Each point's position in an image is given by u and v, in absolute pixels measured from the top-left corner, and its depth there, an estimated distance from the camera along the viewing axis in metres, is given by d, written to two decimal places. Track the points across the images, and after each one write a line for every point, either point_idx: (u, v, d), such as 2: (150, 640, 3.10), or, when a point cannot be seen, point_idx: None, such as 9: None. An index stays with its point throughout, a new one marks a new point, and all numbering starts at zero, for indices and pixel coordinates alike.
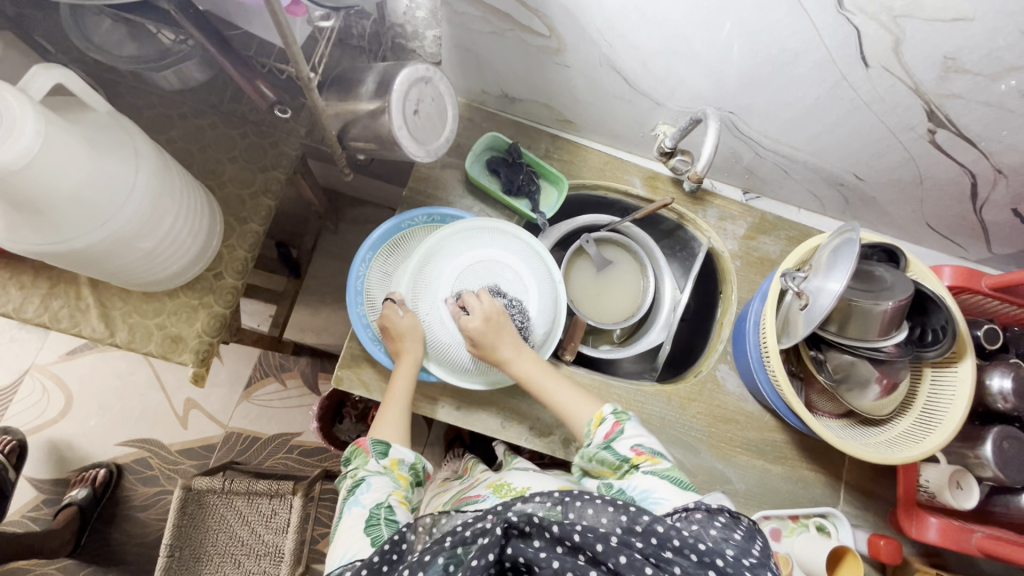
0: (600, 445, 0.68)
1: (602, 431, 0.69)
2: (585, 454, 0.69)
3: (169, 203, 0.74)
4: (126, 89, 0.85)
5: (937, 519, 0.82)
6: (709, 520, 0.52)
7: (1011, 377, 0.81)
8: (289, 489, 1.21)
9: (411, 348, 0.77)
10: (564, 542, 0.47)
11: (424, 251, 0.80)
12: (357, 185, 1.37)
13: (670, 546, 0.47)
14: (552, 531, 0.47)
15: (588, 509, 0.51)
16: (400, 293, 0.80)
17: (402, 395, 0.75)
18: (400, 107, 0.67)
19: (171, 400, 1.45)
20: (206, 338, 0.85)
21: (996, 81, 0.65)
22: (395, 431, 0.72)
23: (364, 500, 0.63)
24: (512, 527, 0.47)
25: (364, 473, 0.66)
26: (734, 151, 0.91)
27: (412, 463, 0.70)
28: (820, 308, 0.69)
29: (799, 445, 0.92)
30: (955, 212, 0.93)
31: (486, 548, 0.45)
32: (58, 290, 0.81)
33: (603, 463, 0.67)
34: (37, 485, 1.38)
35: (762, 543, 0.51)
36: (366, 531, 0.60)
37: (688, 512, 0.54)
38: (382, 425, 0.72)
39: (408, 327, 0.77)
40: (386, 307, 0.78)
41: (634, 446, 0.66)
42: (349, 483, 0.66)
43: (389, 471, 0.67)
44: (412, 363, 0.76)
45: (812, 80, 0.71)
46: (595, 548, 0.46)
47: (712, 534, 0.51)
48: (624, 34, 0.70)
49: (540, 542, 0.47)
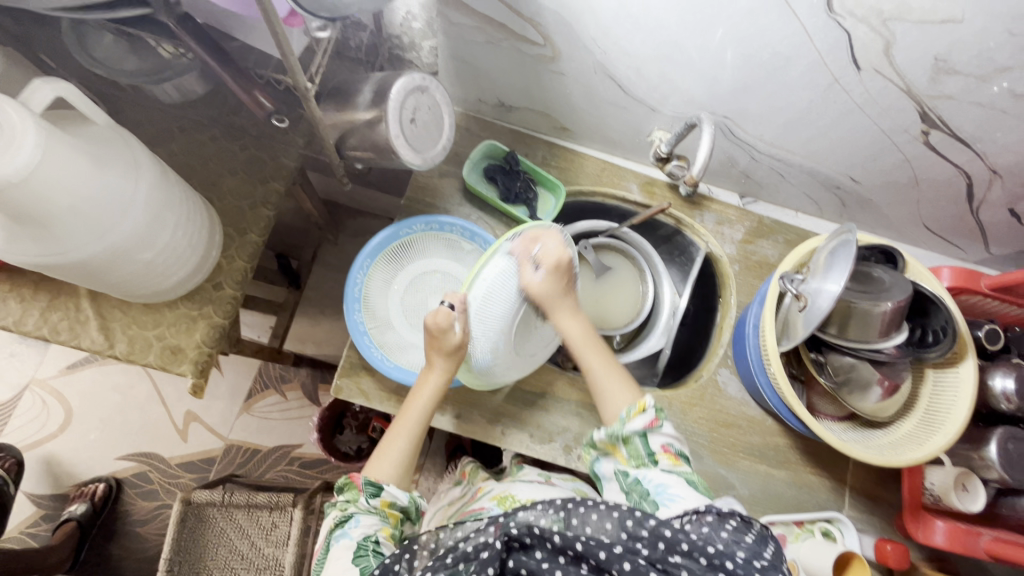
0: (637, 432, 0.66)
1: (641, 419, 0.67)
2: (612, 431, 0.68)
3: (168, 215, 0.74)
4: (128, 103, 0.86)
5: (943, 523, 0.81)
6: (720, 523, 0.51)
7: (1013, 378, 0.81)
8: (290, 501, 1.22)
9: (431, 377, 0.76)
10: (567, 552, 0.47)
11: (500, 271, 0.72)
12: (356, 196, 1.38)
13: (678, 550, 0.48)
14: (553, 541, 0.47)
15: (592, 514, 0.52)
16: (461, 302, 0.72)
17: (410, 429, 0.73)
18: (396, 116, 0.68)
19: (171, 413, 1.44)
20: (205, 349, 0.85)
21: (987, 82, 0.66)
22: (395, 469, 0.70)
23: (353, 531, 0.62)
24: (512, 540, 0.47)
25: (352, 509, 0.65)
26: (729, 156, 0.91)
27: (404, 505, 0.67)
28: (819, 310, 0.69)
29: (801, 449, 0.92)
30: (951, 213, 0.93)
31: (485, 563, 0.46)
32: (58, 302, 0.81)
33: (628, 448, 0.67)
34: (35, 501, 1.37)
35: (775, 547, 0.50)
36: (354, 561, 0.58)
37: (699, 515, 0.53)
38: (380, 458, 0.70)
39: (453, 347, 0.73)
40: (437, 314, 0.72)
41: (666, 444, 0.65)
42: (336, 518, 0.64)
43: (378, 511, 0.65)
44: (429, 395, 0.75)
45: (805, 84, 0.72)
46: (599, 556, 0.47)
47: (723, 537, 0.50)
48: (618, 42, 0.71)
49: (541, 553, 0.47)
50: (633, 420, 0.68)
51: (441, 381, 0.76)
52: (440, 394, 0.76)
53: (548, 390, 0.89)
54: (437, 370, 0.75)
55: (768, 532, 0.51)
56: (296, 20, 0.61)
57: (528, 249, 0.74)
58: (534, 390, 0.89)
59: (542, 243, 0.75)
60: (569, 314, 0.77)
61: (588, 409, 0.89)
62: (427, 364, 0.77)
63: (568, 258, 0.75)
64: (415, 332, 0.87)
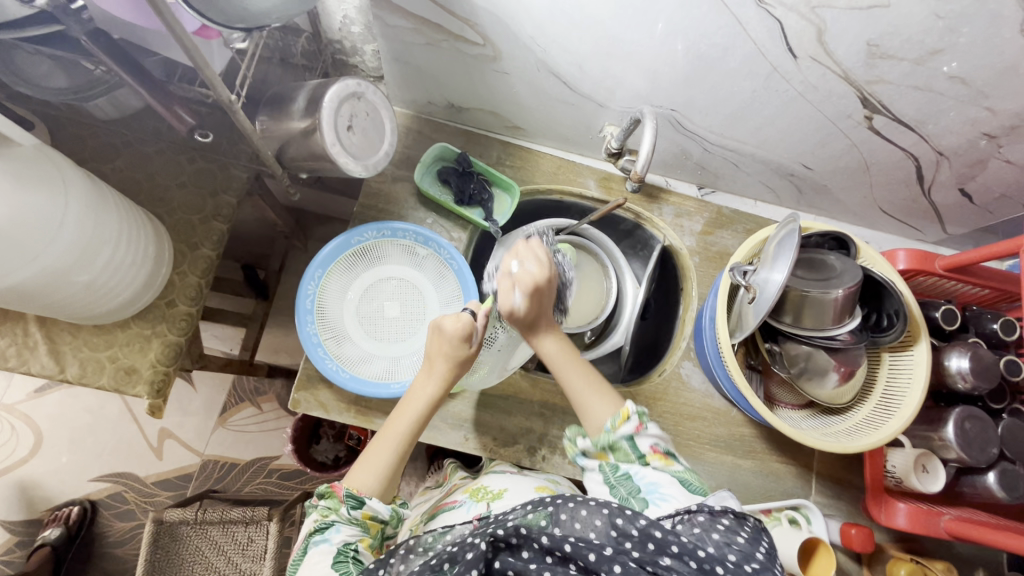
0: (624, 437, 0.65)
1: (625, 425, 0.65)
2: (598, 440, 0.66)
3: (106, 231, 0.73)
4: (69, 122, 0.84)
5: (905, 505, 0.82)
6: (711, 523, 0.52)
7: (967, 357, 0.81)
8: (265, 515, 1.19)
9: (428, 384, 0.72)
10: (554, 553, 0.50)
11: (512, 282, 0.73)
12: (322, 202, 1.36)
13: (669, 552, 0.48)
14: (540, 542, 0.50)
15: (581, 510, 0.53)
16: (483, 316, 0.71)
17: (399, 439, 0.69)
18: (331, 124, 0.67)
19: (145, 431, 1.42)
20: (160, 368, 0.83)
21: (921, 65, 0.65)
22: (379, 475, 0.66)
23: (333, 538, 0.60)
24: (499, 541, 0.50)
25: (333, 517, 0.62)
26: (682, 148, 0.91)
27: (385, 517, 0.64)
28: (766, 299, 0.69)
29: (767, 438, 0.92)
30: (905, 195, 0.93)
31: (470, 564, 0.48)
32: (3, 328, 0.79)
33: (615, 454, 0.65)
34: (9, 527, 1.36)
35: (766, 544, 0.52)
36: (333, 567, 0.57)
37: (691, 514, 0.54)
38: (363, 469, 0.66)
39: (463, 359, 0.72)
40: (459, 320, 0.70)
41: (655, 444, 0.64)
42: (316, 522, 0.62)
43: (359, 522, 0.62)
44: (424, 403, 0.71)
45: (746, 74, 0.71)
46: (587, 557, 0.48)
47: (715, 538, 0.51)
48: (554, 39, 0.71)
49: (529, 553, 0.50)
50: (620, 427, 0.65)
51: (438, 389, 0.72)
52: (435, 402, 0.72)
53: (512, 393, 0.89)
54: (435, 376, 0.72)
55: (760, 524, 0.54)
56: (210, 32, 0.59)
57: (505, 276, 0.70)
58: (497, 394, 0.88)
59: (524, 261, 0.70)
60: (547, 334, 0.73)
61: (551, 408, 0.89)
62: (426, 367, 0.74)
63: (547, 278, 0.69)
64: (372, 340, 0.87)
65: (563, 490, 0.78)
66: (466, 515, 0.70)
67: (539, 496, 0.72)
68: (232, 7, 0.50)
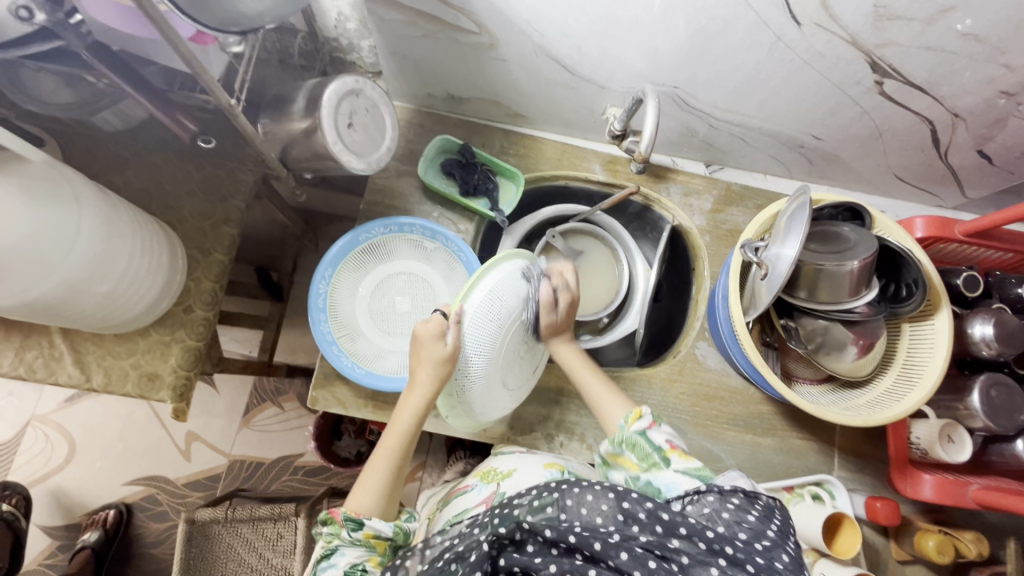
0: (637, 433, 0.67)
1: (638, 424, 0.68)
2: (614, 440, 0.68)
3: (119, 243, 0.74)
4: (78, 138, 0.85)
5: (931, 476, 0.80)
6: (721, 502, 0.53)
7: (991, 324, 0.79)
8: (292, 510, 1.24)
9: (414, 394, 0.70)
10: (558, 545, 0.50)
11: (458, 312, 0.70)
12: (329, 201, 1.37)
13: (678, 534, 0.49)
14: (544, 535, 0.50)
15: (588, 495, 0.53)
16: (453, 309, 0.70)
17: (391, 455, 0.68)
18: (332, 122, 0.67)
19: (172, 435, 1.45)
20: (182, 373, 0.85)
21: (933, 25, 0.63)
22: (375, 497, 0.65)
23: (339, 562, 0.60)
24: (501, 540, 0.50)
25: (337, 541, 0.62)
26: (687, 125, 0.89)
27: (389, 534, 0.63)
28: (779, 276, 0.67)
29: (786, 414, 0.91)
30: (921, 160, 0.91)
31: (475, 565, 0.49)
32: (30, 341, 0.81)
33: (633, 452, 0.66)
34: (49, 533, 1.40)
35: (780, 518, 0.52)
36: None
37: (700, 494, 0.54)
38: (362, 490, 0.66)
39: (445, 358, 0.68)
40: (429, 323, 0.69)
41: (671, 439, 0.65)
42: (322, 548, 0.63)
43: (364, 543, 0.62)
44: (411, 415, 0.69)
45: (750, 46, 0.69)
46: (593, 547, 0.49)
47: (724, 517, 0.51)
48: (550, 22, 0.69)
49: (533, 547, 0.50)
50: (633, 424, 0.68)
51: (425, 399, 0.69)
52: (424, 410, 0.70)
53: None
54: (420, 387, 0.69)
55: (774, 502, 0.54)
56: (205, 38, 0.61)
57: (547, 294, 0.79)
58: None
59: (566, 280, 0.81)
60: (563, 342, 0.83)
61: (566, 395, 0.89)
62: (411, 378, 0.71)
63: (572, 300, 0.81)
64: (384, 335, 0.87)
65: (573, 465, 0.79)
66: (478, 497, 0.72)
67: (549, 474, 0.72)
68: (222, 9, 0.49)
